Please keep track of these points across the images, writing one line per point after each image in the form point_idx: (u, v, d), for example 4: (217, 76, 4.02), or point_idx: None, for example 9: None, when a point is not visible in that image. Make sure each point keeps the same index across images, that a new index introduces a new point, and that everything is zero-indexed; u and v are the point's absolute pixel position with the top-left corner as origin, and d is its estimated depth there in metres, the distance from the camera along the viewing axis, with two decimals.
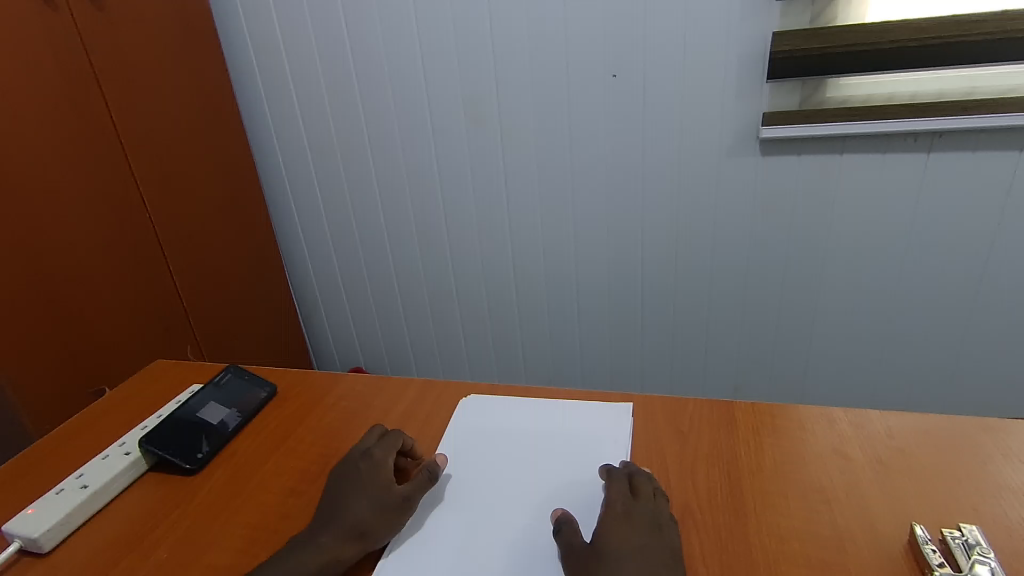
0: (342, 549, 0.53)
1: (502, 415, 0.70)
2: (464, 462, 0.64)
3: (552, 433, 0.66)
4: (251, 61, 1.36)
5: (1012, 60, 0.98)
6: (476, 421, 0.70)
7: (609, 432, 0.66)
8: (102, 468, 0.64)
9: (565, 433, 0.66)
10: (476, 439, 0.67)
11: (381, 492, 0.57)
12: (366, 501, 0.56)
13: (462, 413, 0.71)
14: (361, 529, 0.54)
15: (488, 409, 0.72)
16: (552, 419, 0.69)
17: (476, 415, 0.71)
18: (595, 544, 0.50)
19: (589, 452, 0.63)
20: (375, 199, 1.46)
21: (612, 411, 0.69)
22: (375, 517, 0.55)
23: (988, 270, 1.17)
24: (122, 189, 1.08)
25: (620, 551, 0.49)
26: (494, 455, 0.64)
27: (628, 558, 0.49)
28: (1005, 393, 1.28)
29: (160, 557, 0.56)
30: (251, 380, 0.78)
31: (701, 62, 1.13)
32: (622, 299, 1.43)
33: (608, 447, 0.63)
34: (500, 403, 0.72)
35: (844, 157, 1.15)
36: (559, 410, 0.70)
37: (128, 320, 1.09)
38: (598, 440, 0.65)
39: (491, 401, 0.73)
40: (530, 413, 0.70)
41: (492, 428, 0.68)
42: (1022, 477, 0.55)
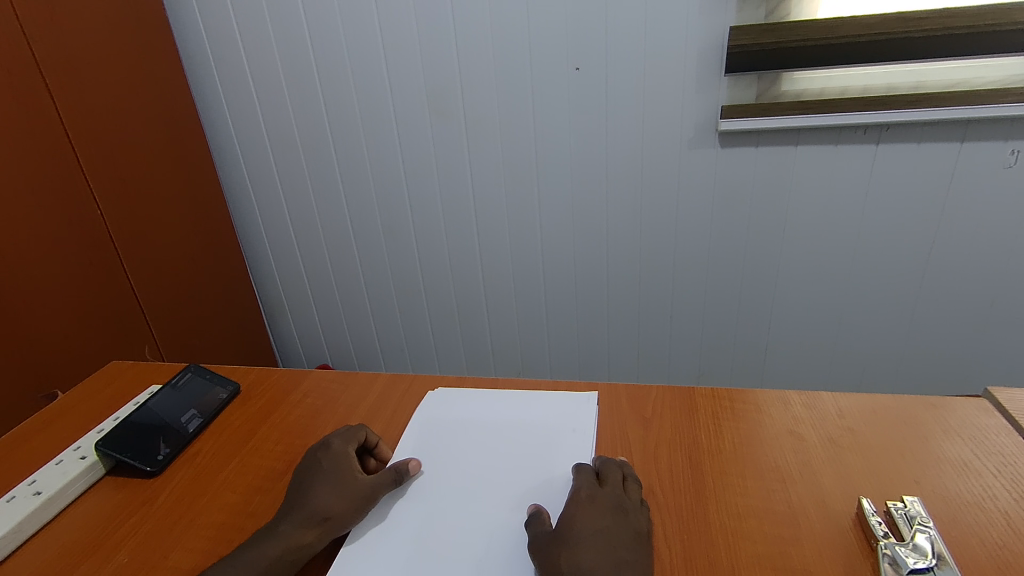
0: (304, 535, 0.53)
1: (466, 407, 0.71)
2: (432, 455, 0.64)
3: (517, 424, 0.67)
4: (205, 50, 1.32)
5: (953, 55, 1.02)
6: (441, 413, 0.70)
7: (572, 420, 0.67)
8: (55, 474, 0.63)
9: (530, 423, 0.67)
10: (443, 432, 0.67)
11: (345, 479, 0.58)
12: (330, 488, 0.57)
13: (428, 404, 0.71)
14: (324, 515, 0.55)
15: (452, 401, 0.72)
16: (515, 411, 0.69)
17: (441, 408, 0.71)
18: (560, 527, 0.51)
19: (555, 441, 0.64)
20: (340, 193, 1.44)
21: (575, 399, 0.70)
22: (339, 503, 0.56)
23: (933, 257, 1.23)
24: (70, 183, 1.04)
25: (585, 532, 0.50)
26: (462, 448, 0.64)
27: (591, 538, 0.50)
28: (949, 372, 1.35)
29: (120, 560, 0.55)
30: (212, 380, 0.77)
31: (662, 55, 1.15)
32: (588, 289, 1.45)
33: (574, 434, 0.65)
34: (464, 396, 0.73)
35: (799, 149, 1.19)
36: (522, 401, 0.71)
37: (80, 319, 1.05)
38: (563, 428, 0.66)
39: (456, 393, 0.73)
40: (494, 405, 0.71)
41: (457, 420, 0.69)
42: (959, 451, 0.59)
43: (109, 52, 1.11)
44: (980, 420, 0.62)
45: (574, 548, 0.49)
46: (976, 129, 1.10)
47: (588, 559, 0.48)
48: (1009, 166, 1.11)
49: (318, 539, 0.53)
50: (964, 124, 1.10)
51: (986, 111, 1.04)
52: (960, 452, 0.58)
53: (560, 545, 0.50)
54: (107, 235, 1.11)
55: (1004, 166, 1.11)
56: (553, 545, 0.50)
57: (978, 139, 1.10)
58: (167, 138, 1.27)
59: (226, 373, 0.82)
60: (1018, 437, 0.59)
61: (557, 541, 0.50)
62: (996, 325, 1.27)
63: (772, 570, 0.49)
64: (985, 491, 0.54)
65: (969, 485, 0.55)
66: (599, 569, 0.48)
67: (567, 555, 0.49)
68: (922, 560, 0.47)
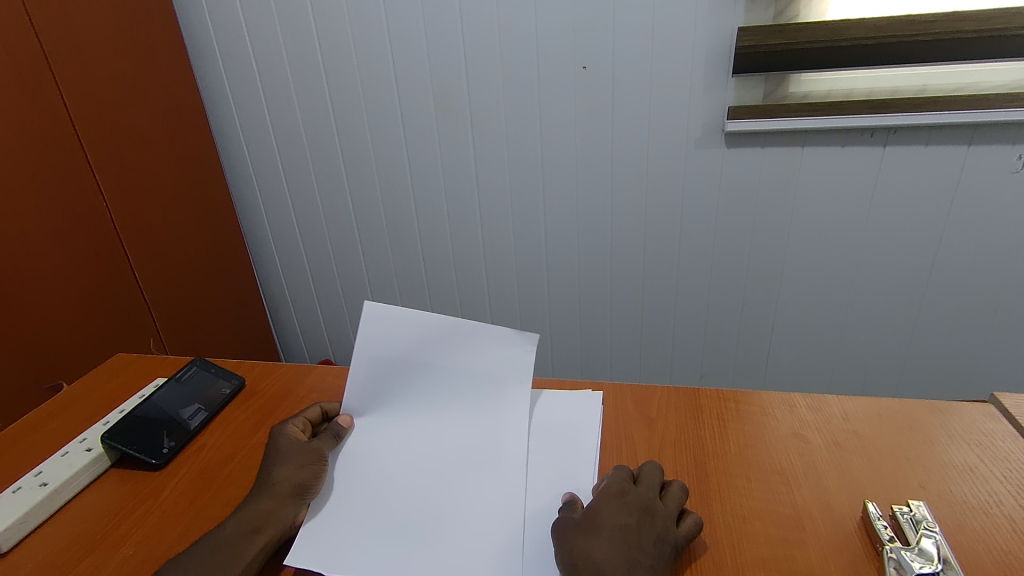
0: (258, 505, 0.53)
1: (404, 338, 0.62)
2: (376, 411, 0.63)
3: (467, 377, 0.63)
4: (211, 43, 1.31)
5: (963, 59, 1.01)
6: (379, 349, 0.62)
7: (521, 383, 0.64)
8: (62, 465, 0.63)
9: (481, 380, 0.64)
10: (388, 382, 0.63)
11: (282, 449, 0.58)
12: (272, 462, 0.58)
13: (369, 334, 0.62)
14: (273, 482, 0.55)
15: (390, 328, 0.62)
16: (458, 355, 0.63)
17: (378, 338, 0.62)
18: (586, 514, 0.52)
19: (564, 442, 0.63)
20: (344, 189, 1.44)
21: (516, 339, 0.64)
22: (282, 470, 0.56)
23: (938, 261, 1.23)
24: (76, 174, 1.04)
25: (604, 524, 0.50)
26: (409, 406, 0.63)
27: (608, 532, 0.49)
28: (952, 376, 1.35)
29: (124, 553, 0.55)
30: (216, 373, 0.77)
31: (670, 55, 1.15)
32: (592, 289, 1.45)
33: (584, 435, 0.64)
34: (402, 322, 0.62)
35: (805, 150, 1.18)
36: (463, 339, 0.63)
37: (84, 311, 1.05)
38: (568, 425, 0.65)
39: (395, 313, 0.62)
40: (435, 344, 0.63)
41: (399, 364, 0.62)
42: (964, 455, 0.59)
43: (117, 46, 1.11)
44: (986, 426, 0.62)
45: (591, 538, 0.49)
46: (984, 134, 1.09)
47: (602, 553, 0.48)
48: (1016, 170, 1.11)
49: (274, 505, 0.54)
50: (972, 128, 1.09)
51: (995, 115, 1.04)
52: (966, 457, 0.58)
53: (579, 531, 0.50)
54: (111, 227, 1.11)
55: (1011, 170, 1.11)
56: (575, 530, 0.51)
57: (986, 143, 1.10)
58: (172, 130, 1.27)
59: (230, 367, 0.82)
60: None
61: (577, 530, 0.50)
62: (1000, 329, 1.27)
63: (777, 572, 0.49)
64: (990, 496, 0.54)
65: (975, 491, 0.54)
66: (610, 563, 0.47)
67: (582, 547, 0.49)
68: (929, 565, 0.47)
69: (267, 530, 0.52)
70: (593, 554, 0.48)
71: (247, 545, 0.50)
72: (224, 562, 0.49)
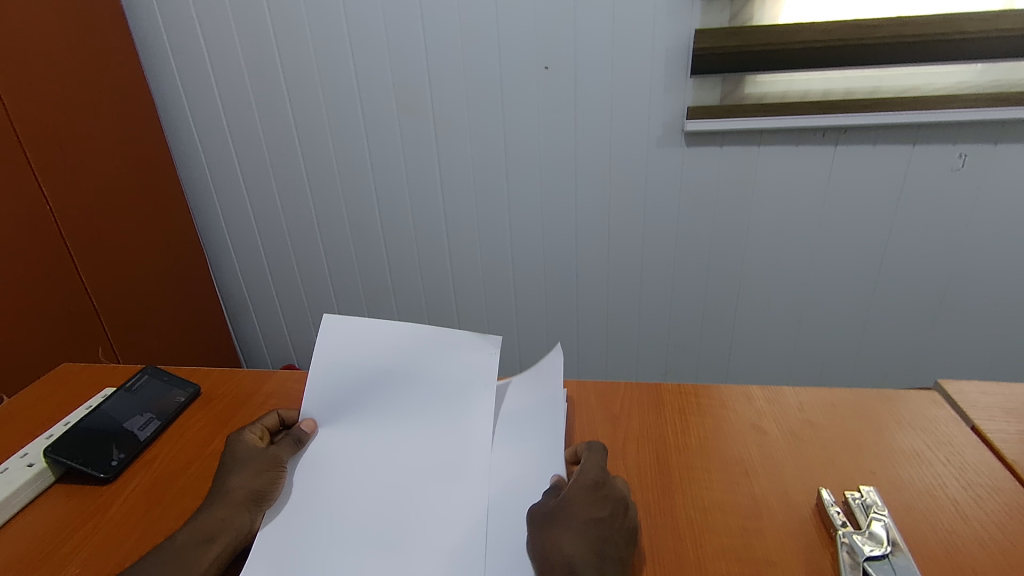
0: (211, 514, 0.52)
1: (365, 342, 0.63)
2: (339, 417, 0.62)
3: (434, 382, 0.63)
4: (162, 38, 1.27)
5: (906, 62, 1.06)
6: (339, 355, 0.62)
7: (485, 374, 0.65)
8: (0, 482, 0.60)
9: (448, 381, 0.63)
10: (348, 387, 0.62)
11: (239, 456, 0.57)
12: (228, 470, 0.56)
13: (328, 344, 0.62)
14: (227, 490, 0.54)
15: (351, 335, 0.63)
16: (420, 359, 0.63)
17: (339, 347, 0.62)
18: (563, 504, 0.51)
19: (543, 422, 0.61)
20: (305, 190, 1.41)
21: (476, 341, 0.66)
22: (237, 477, 0.55)
23: (887, 255, 1.28)
24: (16, 176, 0.99)
25: (581, 517, 0.50)
26: (370, 412, 0.62)
27: (584, 526, 0.49)
28: (902, 366, 1.41)
29: (69, 572, 0.52)
30: (170, 381, 0.75)
31: (629, 56, 1.16)
32: (557, 287, 1.46)
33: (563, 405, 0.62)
34: (362, 329, 0.63)
35: (761, 150, 1.22)
36: (426, 346, 0.64)
37: (26, 319, 1.00)
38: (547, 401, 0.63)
39: (356, 321, 0.64)
40: (396, 347, 0.63)
41: (359, 368, 0.62)
42: (911, 441, 0.61)
43: (61, 43, 1.07)
44: (931, 411, 0.65)
45: (568, 531, 0.49)
46: (927, 134, 1.14)
47: (574, 546, 0.48)
48: (957, 168, 1.16)
49: (227, 513, 0.52)
50: (915, 128, 1.14)
51: (936, 116, 1.09)
52: (913, 443, 0.61)
53: (555, 523, 0.50)
54: (57, 231, 1.06)
55: (952, 168, 1.16)
56: (550, 521, 0.50)
57: (928, 142, 1.15)
58: (122, 130, 1.22)
59: (185, 375, 0.80)
60: (965, 427, 0.62)
61: (553, 521, 0.50)
62: (944, 320, 1.33)
63: (736, 561, 0.50)
64: (935, 479, 0.56)
65: (921, 474, 0.57)
66: (584, 559, 0.47)
67: (554, 539, 0.49)
68: (878, 547, 0.48)
69: (220, 540, 0.50)
70: (564, 547, 0.48)
71: (198, 555, 0.49)
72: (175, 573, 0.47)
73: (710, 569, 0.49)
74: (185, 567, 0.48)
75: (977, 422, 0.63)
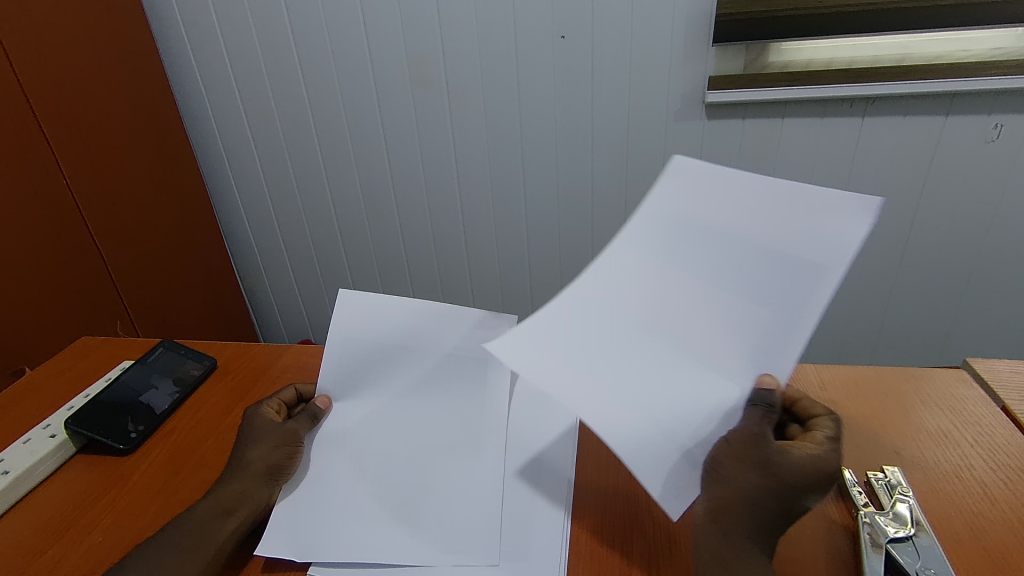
0: (230, 486, 0.52)
1: (381, 317, 0.62)
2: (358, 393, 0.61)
3: (700, 212, 0.52)
4: (172, 10, 1.25)
5: (942, 26, 1.00)
6: (353, 329, 0.61)
7: (786, 225, 0.49)
8: (23, 453, 0.61)
9: (722, 219, 0.51)
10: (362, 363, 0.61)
11: (258, 429, 0.57)
12: (247, 442, 0.56)
13: (342, 320, 0.62)
14: (244, 463, 0.54)
15: (364, 310, 0.62)
16: (727, 190, 0.51)
17: (355, 323, 0.62)
18: (789, 465, 0.47)
19: (787, 279, 0.48)
20: (318, 165, 1.40)
21: (840, 202, 0.48)
22: (256, 451, 0.55)
23: (913, 231, 1.24)
24: (34, 150, 0.99)
25: (797, 487, 0.47)
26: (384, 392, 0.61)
27: (787, 494, 0.47)
28: (923, 344, 1.38)
29: (93, 540, 0.54)
30: (187, 355, 0.75)
31: (649, 23, 1.12)
32: (571, 263, 1.45)
33: (829, 281, 0.47)
34: (377, 304, 0.63)
35: (784, 122, 1.18)
36: (689, 181, 0.53)
37: (46, 295, 1.01)
38: (807, 258, 0.48)
39: (373, 297, 0.63)
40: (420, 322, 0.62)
41: (371, 344, 0.61)
42: (938, 421, 0.59)
43: (74, 16, 1.06)
44: (959, 391, 0.63)
45: (775, 490, 0.46)
46: (961, 104, 1.09)
47: (763, 504, 0.46)
48: (991, 140, 1.11)
49: (246, 486, 0.53)
50: (949, 98, 1.09)
51: (972, 84, 1.03)
52: (939, 423, 0.59)
53: (769, 473, 0.47)
54: (75, 207, 1.07)
55: (986, 140, 1.11)
56: (763, 465, 0.47)
57: (962, 113, 1.10)
58: (137, 105, 1.22)
59: (202, 348, 0.80)
60: (994, 407, 0.60)
61: (764, 468, 0.47)
62: (971, 298, 1.29)
63: None
64: (962, 460, 0.55)
65: (947, 455, 0.55)
66: (761, 515, 0.46)
67: (751, 485, 0.47)
68: (902, 529, 0.47)
69: (239, 513, 0.51)
70: (754, 498, 0.46)
71: (217, 527, 0.49)
72: (195, 547, 0.48)
73: None
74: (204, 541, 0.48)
75: (1006, 402, 0.61)
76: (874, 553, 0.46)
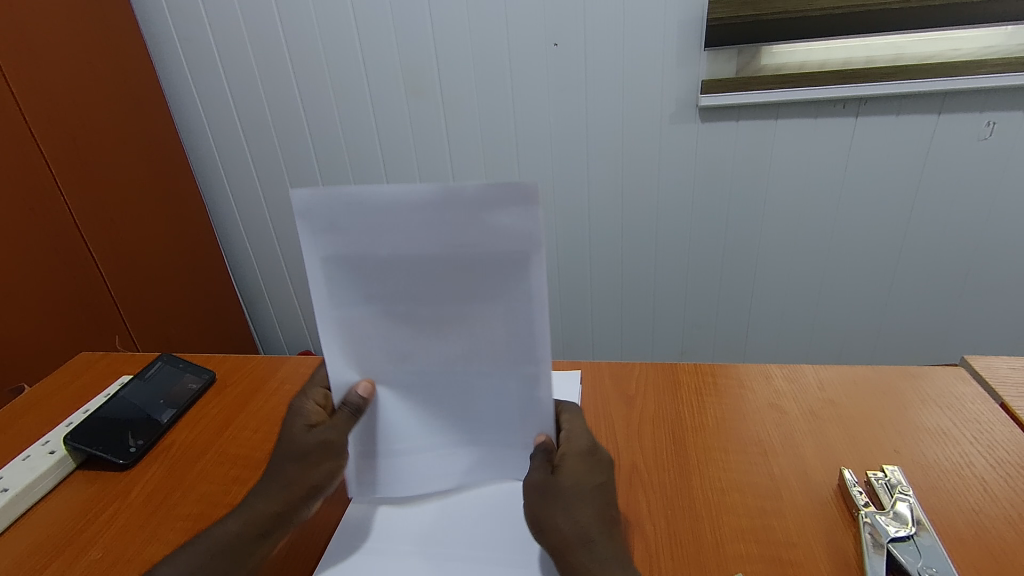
0: (270, 505, 0.50)
1: (362, 228, 0.45)
2: (360, 308, 0.48)
3: (403, 222, 0.44)
4: (168, 28, 1.26)
5: (932, 26, 1.01)
6: (333, 250, 0.46)
7: (469, 226, 0.43)
8: (23, 470, 0.61)
9: (407, 233, 0.44)
10: (347, 277, 0.47)
11: (301, 444, 0.52)
12: (291, 458, 0.52)
13: (307, 230, 0.45)
14: (285, 479, 0.51)
15: (341, 223, 0.45)
16: (391, 210, 0.43)
17: (327, 236, 0.46)
18: (558, 475, 0.49)
19: (495, 280, 0.45)
20: (315, 175, 1.41)
21: (499, 196, 0.41)
22: (301, 471, 0.52)
23: (910, 229, 1.25)
24: (30, 170, 0.99)
25: (580, 486, 0.48)
26: (379, 302, 0.48)
27: (587, 495, 0.48)
28: (924, 341, 1.38)
29: (93, 557, 0.53)
30: (185, 368, 0.75)
31: (642, 29, 1.13)
32: (570, 267, 1.45)
33: (537, 267, 0.43)
34: (344, 212, 0.44)
35: (778, 124, 1.18)
36: (329, 213, 0.45)
37: (45, 313, 1.01)
38: (514, 252, 0.43)
39: (333, 194, 0.44)
40: (384, 224, 0.44)
41: (351, 260, 0.46)
42: (937, 419, 0.59)
43: (67, 34, 1.06)
44: (957, 389, 0.63)
45: (569, 500, 0.47)
46: (952, 102, 1.10)
47: (584, 515, 0.46)
48: (984, 138, 1.12)
49: (285, 506, 0.51)
50: (940, 97, 1.09)
51: (963, 82, 1.04)
52: (938, 421, 0.59)
53: (554, 492, 0.47)
54: (72, 222, 1.07)
55: (979, 137, 1.12)
56: (548, 492, 0.48)
57: (954, 111, 1.10)
58: (130, 117, 1.22)
59: (201, 361, 0.80)
60: (993, 404, 0.60)
61: (550, 492, 0.48)
62: (969, 295, 1.30)
63: (755, 542, 0.49)
64: (962, 458, 0.55)
65: (946, 453, 0.55)
66: (589, 523, 0.46)
67: (557, 511, 0.47)
68: (903, 528, 0.47)
69: (273, 537, 0.50)
70: (573, 515, 0.46)
71: (254, 552, 0.48)
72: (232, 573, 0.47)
73: (729, 552, 0.49)
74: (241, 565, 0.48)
75: (1005, 399, 0.61)
76: (876, 554, 0.46)
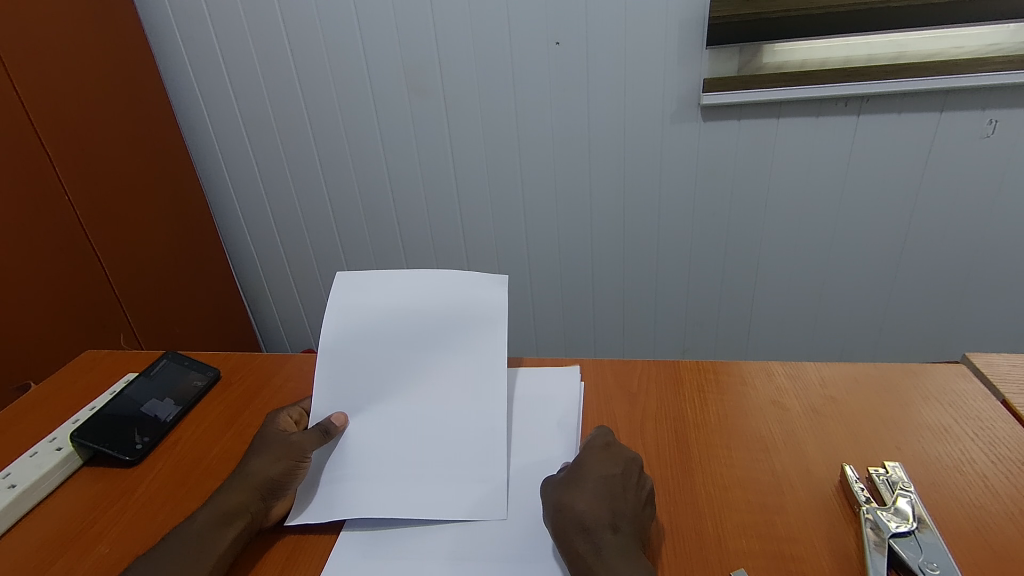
0: (232, 497, 0.53)
1: (382, 294, 0.63)
2: (360, 351, 0.61)
3: (412, 293, 0.63)
4: (170, 25, 1.26)
5: (934, 24, 1.01)
6: (352, 308, 0.62)
7: (462, 297, 0.63)
8: (31, 466, 0.61)
9: (415, 303, 0.63)
10: (356, 327, 0.62)
11: (268, 445, 0.58)
12: (256, 456, 0.57)
13: (338, 293, 0.63)
14: (247, 473, 0.55)
15: (363, 287, 0.64)
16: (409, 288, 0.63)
17: (351, 300, 0.63)
18: (572, 470, 0.53)
19: (468, 337, 0.62)
20: (317, 172, 1.41)
21: (485, 281, 0.64)
22: (264, 467, 0.55)
23: (912, 226, 1.25)
24: (35, 170, 1.00)
25: (591, 477, 0.52)
26: (373, 344, 0.61)
27: (593, 487, 0.51)
28: (925, 339, 1.38)
29: (101, 552, 0.54)
30: (190, 366, 0.76)
31: (643, 27, 1.13)
32: (572, 265, 1.45)
33: (501, 330, 0.62)
34: (376, 286, 0.64)
35: (780, 122, 1.18)
36: (361, 285, 0.64)
37: (50, 312, 1.02)
38: (484, 320, 0.62)
39: (370, 275, 0.65)
40: (399, 298, 0.63)
41: (363, 316, 0.62)
42: (938, 416, 0.59)
43: (70, 33, 1.06)
44: (959, 386, 0.63)
45: (575, 491, 0.51)
46: (955, 100, 1.10)
47: (587, 504, 0.50)
48: (986, 135, 1.12)
49: (247, 497, 0.53)
50: (943, 95, 1.09)
51: (965, 80, 1.04)
52: (939, 418, 0.59)
53: (565, 486, 0.52)
54: (75, 220, 1.08)
55: (981, 135, 1.12)
56: (562, 484, 0.53)
57: (956, 110, 1.10)
58: (133, 116, 1.22)
59: (206, 359, 0.81)
60: (994, 401, 0.61)
61: (565, 486, 0.52)
62: (971, 292, 1.30)
63: (758, 538, 0.50)
64: (963, 455, 0.55)
65: (948, 449, 0.55)
66: (594, 512, 0.49)
67: (569, 499, 0.51)
68: (904, 524, 0.47)
69: (237, 523, 0.52)
70: (576, 506, 0.50)
71: (216, 536, 0.50)
72: (192, 556, 0.49)
73: (732, 548, 0.49)
74: (202, 549, 0.49)
75: (1006, 396, 0.61)
76: (878, 551, 0.46)
